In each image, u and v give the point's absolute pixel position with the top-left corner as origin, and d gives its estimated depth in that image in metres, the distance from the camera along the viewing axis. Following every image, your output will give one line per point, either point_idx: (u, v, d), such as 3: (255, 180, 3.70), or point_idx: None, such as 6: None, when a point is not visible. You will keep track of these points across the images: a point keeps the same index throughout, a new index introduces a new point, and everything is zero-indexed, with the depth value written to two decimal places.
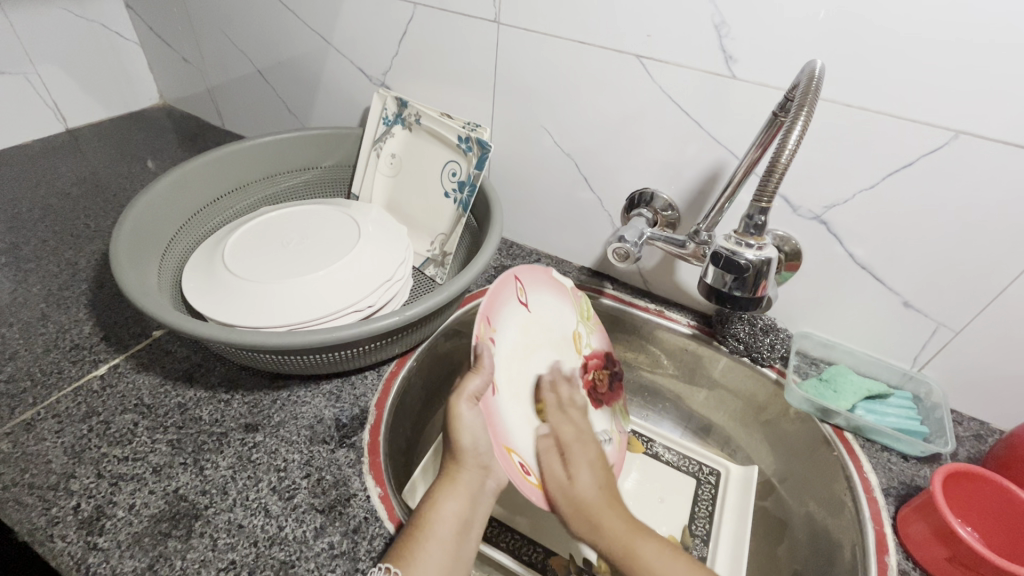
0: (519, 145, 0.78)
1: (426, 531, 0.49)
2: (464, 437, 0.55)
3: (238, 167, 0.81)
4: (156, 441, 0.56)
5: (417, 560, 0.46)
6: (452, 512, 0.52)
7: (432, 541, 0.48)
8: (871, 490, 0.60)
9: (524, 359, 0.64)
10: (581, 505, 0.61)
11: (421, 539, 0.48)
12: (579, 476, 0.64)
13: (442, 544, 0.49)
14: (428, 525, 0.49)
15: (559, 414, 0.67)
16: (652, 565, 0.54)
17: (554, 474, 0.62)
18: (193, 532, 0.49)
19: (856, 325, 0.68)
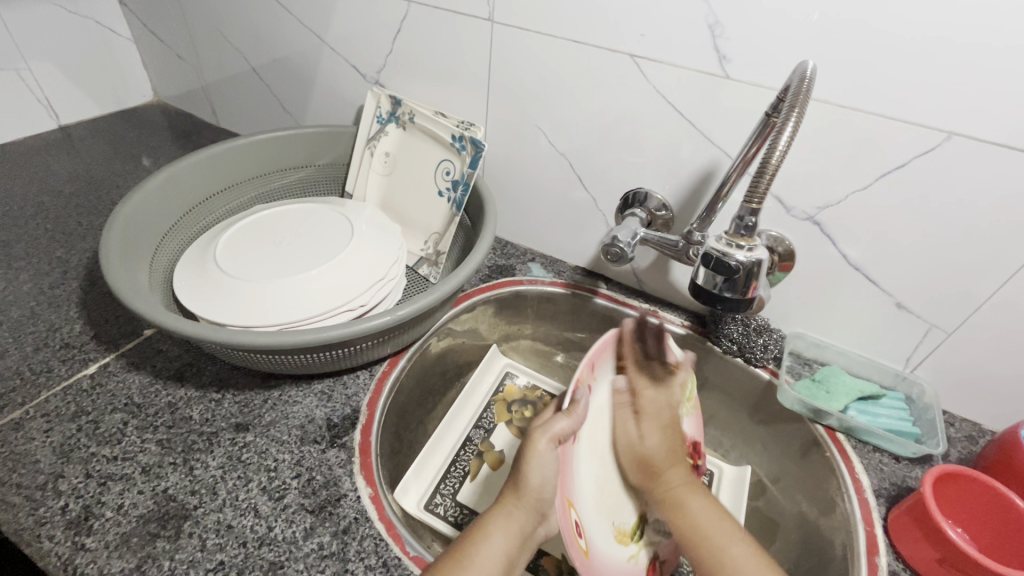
0: (514, 144, 0.78)
1: (469, 559, 0.48)
2: (535, 471, 0.53)
3: (231, 165, 0.80)
4: (145, 441, 0.56)
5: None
6: (502, 542, 0.50)
7: (474, 567, 0.47)
8: (863, 491, 0.60)
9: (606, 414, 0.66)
10: (645, 459, 0.64)
11: (463, 564, 0.47)
12: (647, 441, 0.65)
13: (484, 573, 0.47)
14: (473, 554, 0.48)
15: (642, 373, 0.69)
16: (695, 521, 0.56)
17: (627, 431, 0.66)
18: (182, 532, 0.49)
19: (850, 326, 0.68)
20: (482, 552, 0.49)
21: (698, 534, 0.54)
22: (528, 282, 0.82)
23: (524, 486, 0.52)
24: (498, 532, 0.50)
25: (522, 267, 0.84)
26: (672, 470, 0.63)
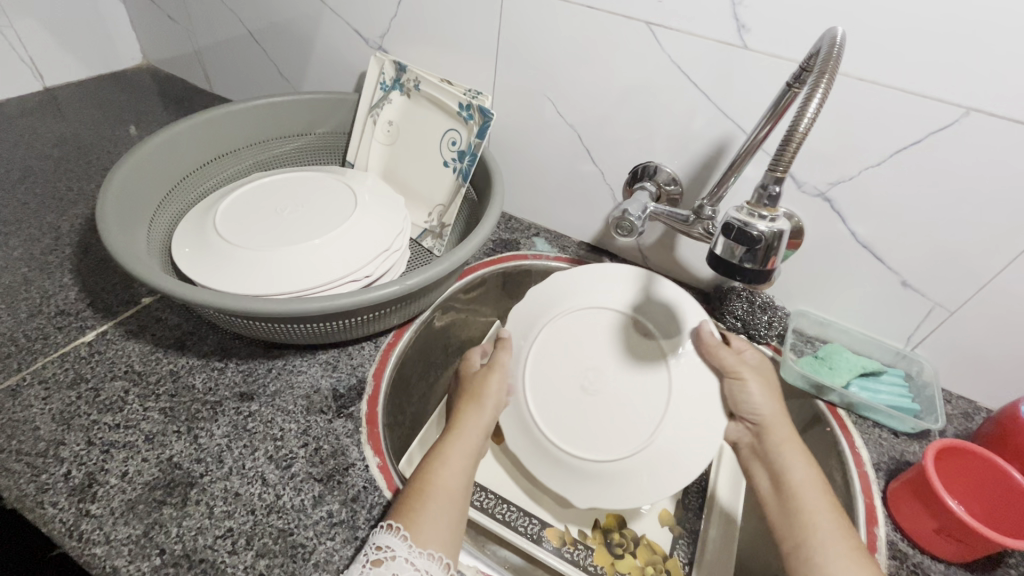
0: (521, 115, 0.76)
1: (435, 484, 0.49)
2: (482, 387, 0.60)
3: (227, 130, 0.78)
4: (148, 409, 0.55)
5: (422, 509, 0.47)
6: (462, 458, 0.53)
7: (437, 490, 0.49)
8: (863, 464, 0.61)
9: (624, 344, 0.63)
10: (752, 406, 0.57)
11: (429, 487, 0.49)
12: (753, 392, 0.57)
13: (447, 491, 0.49)
14: (437, 479, 0.50)
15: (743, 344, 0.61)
16: (798, 482, 0.52)
17: (728, 360, 0.57)
18: (188, 499, 0.48)
19: (854, 304, 0.68)
20: (442, 473, 0.51)
21: (801, 513, 0.50)
22: (532, 257, 0.81)
23: (482, 394, 0.60)
24: (453, 454, 0.53)
25: (527, 242, 0.83)
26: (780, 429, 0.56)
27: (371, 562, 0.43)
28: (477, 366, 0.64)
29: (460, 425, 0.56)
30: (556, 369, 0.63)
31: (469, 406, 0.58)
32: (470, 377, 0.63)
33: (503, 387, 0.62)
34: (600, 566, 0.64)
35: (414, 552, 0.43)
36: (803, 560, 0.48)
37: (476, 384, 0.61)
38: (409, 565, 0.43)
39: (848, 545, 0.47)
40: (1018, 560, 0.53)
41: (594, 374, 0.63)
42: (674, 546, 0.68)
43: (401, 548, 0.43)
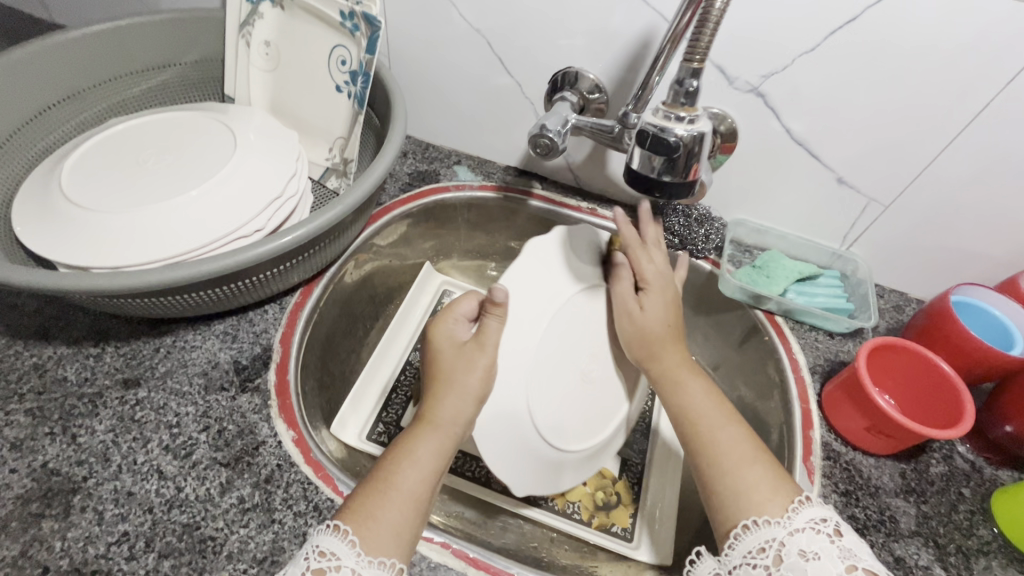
0: (419, 21, 0.65)
1: (391, 482, 0.42)
2: (463, 374, 0.47)
3: (60, 69, 0.64)
4: (10, 412, 0.47)
5: (378, 514, 0.40)
6: (433, 455, 0.44)
7: (395, 492, 0.41)
8: (799, 369, 0.60)
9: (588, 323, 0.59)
10: (644, 336, 0.52)
11: (388, 487, 0.42)
12: (649, 307, 0.53)
13: (412, 495, 0.42)
14: (393, 475, 0.42)
15: (643, 251, 0.56)
16: (689, 406, 0.49)
17: (620, 291, 0.55)
18: (72, 507, 0.43)
19: (790, 207, 0.65)
20: (406, 473, 0.43)
21: (711, 452, 0.45)
22: (454, 188, 0.74)
23: (465, 389, 0.47)
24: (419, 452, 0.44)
25: (447, 172, 0.75)
26: (669, 352, 0.52)
27: (312, 571, 0.37)
28: (458, 335, 0.50)
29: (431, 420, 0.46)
30: (530, 325, 0.54)
31: (443, 396, 0.47)
32: (452, 350, 0.49)
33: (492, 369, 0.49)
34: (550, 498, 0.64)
35: (363, 561, 0.38)
36: (724, 478, 0.44)
37: (459, 369, 0.48)
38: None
39: (755, 451, 0.45)
40: (940, 444, 0.55)
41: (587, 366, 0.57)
42: (624, 469, 0.67)
43: (347, 557, 0.38)
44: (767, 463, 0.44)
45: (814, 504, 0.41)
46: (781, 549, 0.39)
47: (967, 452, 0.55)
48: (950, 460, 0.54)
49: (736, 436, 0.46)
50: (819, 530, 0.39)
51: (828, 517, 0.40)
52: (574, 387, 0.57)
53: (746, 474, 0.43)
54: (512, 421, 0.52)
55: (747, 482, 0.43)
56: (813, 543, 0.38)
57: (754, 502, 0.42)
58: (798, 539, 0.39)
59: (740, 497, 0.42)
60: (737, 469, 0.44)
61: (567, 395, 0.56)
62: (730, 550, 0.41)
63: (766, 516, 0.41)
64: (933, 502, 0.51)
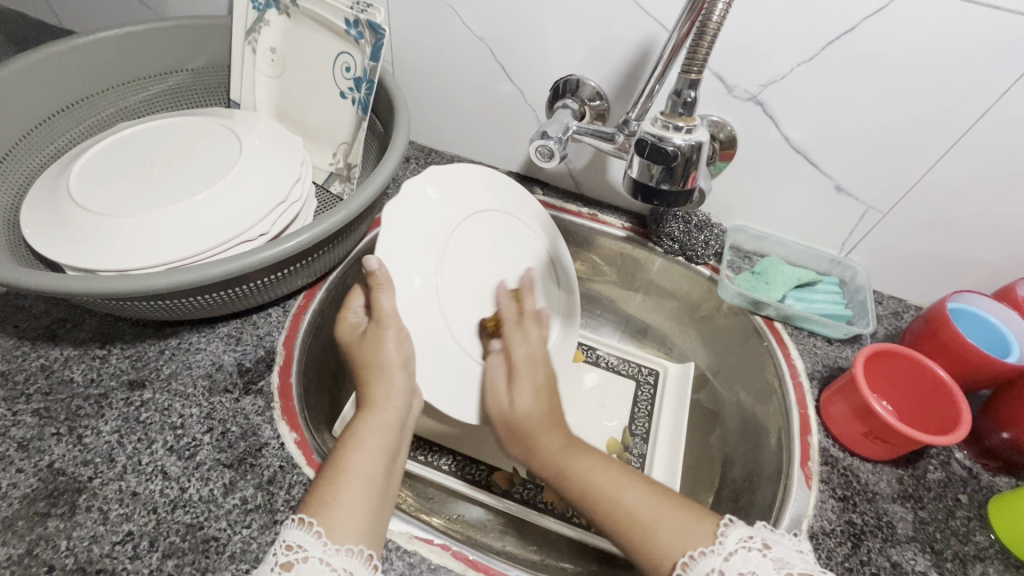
0: (423, 29, 0.66)
1: (346, 469, 0.43)
2: (375, 352, 0.48)
3: (70, 74, 0.65)
4: (17, 413, 0.48)
5: (332, 500, 0.41)
6: (377, 440, 0.46)
7: (353, 476, 0.43)
8: (798, 375, 0.61)
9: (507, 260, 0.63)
10: (522, 427, 0.51)
11: (342, 477, 0.42)
12: (518, 351, 0.55)
13: (367, 479, 0.43)
14: (347, 461, 0.44)
15: (517, 331, 0.57)
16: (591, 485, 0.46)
17: (494, 374, 0.55)
18: (78, 507, 0.43)
19: (789, 214, 0.66)
20: (357, 461, 0.44)
21: (628, 526, 0.43)
22: None
23: (386, 364, 0.48)
24: (369, 435, 0.46)
25: None
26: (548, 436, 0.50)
27: (280, 565, 0.37)
28: (358, 326, 0.51)
29: (373, 403, 0.48)
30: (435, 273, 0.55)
31: (375, 379, 0.48)
32: (358, 342, 0.50)
33: (404, 341, 0.50)
34: (550, 503, 0.65)
35: (330, 550, 0.38)
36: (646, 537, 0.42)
37: (371, 355, 0.48)
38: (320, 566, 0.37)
39: (656, 504, 0.43)
40: (938, 450, 0.55)
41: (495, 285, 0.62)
42: None
43: (313, 547, 0.38)
44: (679, 506, 0.43)
45: (738, 523, 0.40)
46: None
47: (964, 459, 0.55)
48: (947, 466, 0.54)
49: (639, 493, 0.44)
50: (750, 549, 0.38)
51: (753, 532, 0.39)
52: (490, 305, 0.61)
53: (664, 519, 0.42)
54: (452, 362, 0.56)
55: (662, 535, 0.41)
56: (748, 564, 0.37)
57: (687, 538, 0.40)
58: (733, 564, 0.37)
59: (671, 537, 0.41)
60: (653, 527, 0.42)
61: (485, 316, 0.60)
62: None
63: (699, 548, 0.39)
64: (930, 509, 0.51)
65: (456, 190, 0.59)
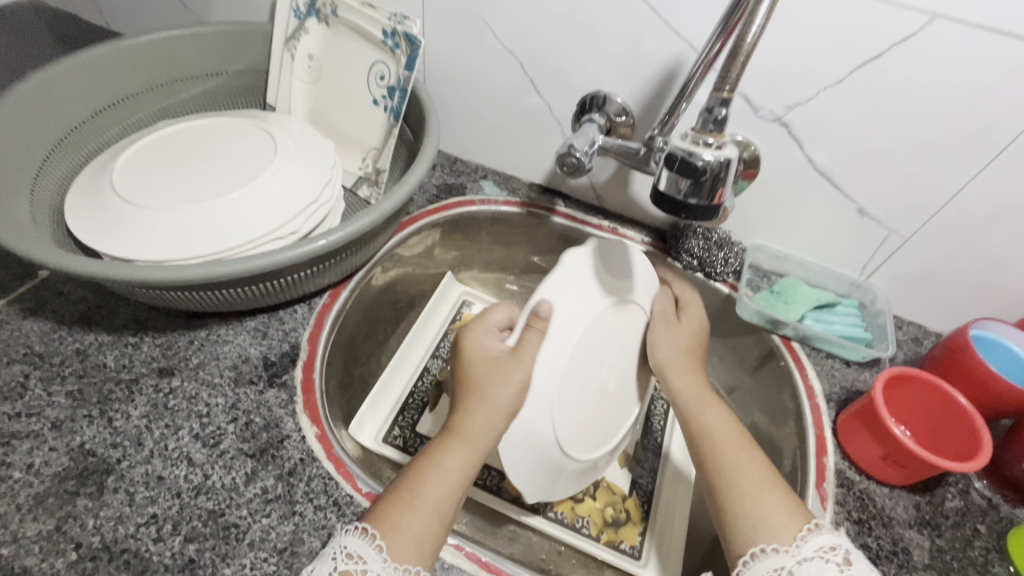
0: (456, 43, 0.68)
1: (418, 493, 0.43)
2: (498, 387, 0.48)
3: (117, 73, 0.68)
4: (52, 394, 0.49)
5: (400, 523, 0.41)
6: (459, 468, 0.45)
7: (419, 504, 0.42)
8: (815, 396, 0.61)
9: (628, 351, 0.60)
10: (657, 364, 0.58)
11: (413, 502, 0.42)
12: (663, 350, 0.58)
13: (438, 510, 0.43)
14: (421, 486, 0.43)
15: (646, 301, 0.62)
16: (710, 431, 0.51)
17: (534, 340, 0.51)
18: (105, 488, 0.45)
19: (810, 235, 0.66)
20: (432, 485, 0.44)
21: (720, 484, 0.48)
22: (479, 202, 0.76)
23: (660, 360, 0.57)
24: (455, 463, 0.45)
25: (473, 186, 0.77)
26: (685, 376, 0.56)
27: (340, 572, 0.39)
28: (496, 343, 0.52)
29: (464, 428, 0.47)
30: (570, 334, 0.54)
31: (475, 406, 0.48)
32: (482, 362, 0.50)
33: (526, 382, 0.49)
34: (560, 512, 0.64)
35: (389, 567, 0.40)
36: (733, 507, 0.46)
37: (493, 382, 0.49)
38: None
39: (760, 479, 0.47)
40: (957, 478, 0.55)
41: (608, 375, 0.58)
42: (634, 486, 0.68)
43: (373, 562, 0.39)
44: (779, 497, 0.46)
45: (824, 530, 0.43)
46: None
47: (984, 489, 0.54)
48: (966, 495, 0.54)
49: (753, 462, 0.48)
50: (829, 558, 0.41)
51: (836, 545, 0.42)
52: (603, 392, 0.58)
53: (757, 505, 0.45)
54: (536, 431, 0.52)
55: (762, 518, 0.44)
56: (822, 572, 0.41)
57: (768, 530, 0.44)
58: (806, 568, 0.41)
59: (758, 523, 0.44)
60: (749, 498, 0.46)
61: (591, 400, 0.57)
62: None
63: (775, 545, 0.43)
64: (948, 537, 0.51)
65: (611, 263, 0.59)
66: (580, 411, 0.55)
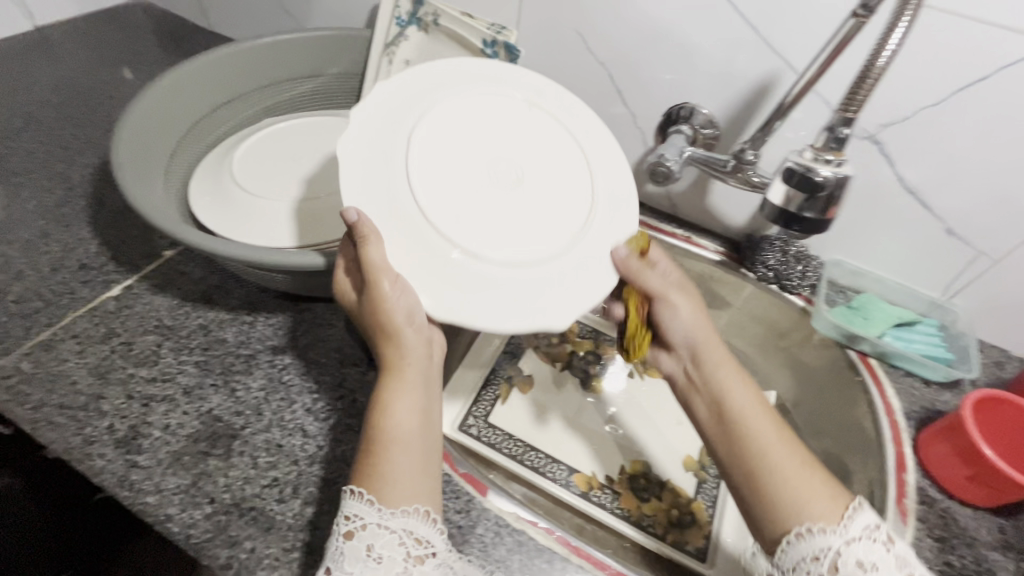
0: (547, 53, 0.71)
1: (384, 434, 0.44)
2: (382, 314, 0.46)
3: (233, 73, 0.73)
4: (182, 362, 0.55)
5: (382, 472, 0.42)
6: (408, 402, 0.46)
7: (395, 443, 0.44)
8: (893, 413, 0.61)
9: (509, 150, 0.55)
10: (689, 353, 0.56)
11: (382, 449, 0.44)
12: (681, 330, 0.56)
13: (406, 440, 0.44)
14: (383, 428, 0.44)
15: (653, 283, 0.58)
16: (740, 408, 0.50)
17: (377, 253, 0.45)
18: (232, 450, 0.49)
19: (893, 253, 0.66)
20: (391, 427, 0.44)
21: (762, 463, 0.46)
22: None
23: (688, 348, 0.56)
24: (397, 392, 0.46)
25: None
26: (713, 357, 0.54)
27: (343, 533, 0.40)
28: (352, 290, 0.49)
29: (394, 363, 0.48)
30: (422, 184, 0.49)
31: (386, 344, 0.48)
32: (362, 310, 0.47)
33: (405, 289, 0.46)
34: (626, 509, 0.67)
35: (386, 514, 0.41)
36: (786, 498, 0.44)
37: (372, 315, 0.46)
38: (381, 529, 0.40)
39: (801, 462, 0.46)
40: None
41: (510, 166, 0.54)
42: (699, 490, 0.70)
43: (370, 515, 0.40)
44: (821, 479, 0.45)
45: (868, 510, 0.43)
46: (837, 556, 0.40)
47: None
48: None
49: (785, 447, 0.47)
50: (875, 537, 0.41)
51: (880, 525, 0.42)
52: (527, 186, 0.54)
53: (803, 489, 0.44)
54: (478, 267, 0.48)
55: (809, 505, 0.43)
56: (871, 552, 0.40)
57: (813, 513, 0.43)
58: (855, 548, 0.40)
59: (800, 507, 0.43)
60: (792, 486, 0.44)
61: (519, 211, 0.52)
62: (781, 555, 0.43)
63: (822, 525, 0.42)
64: None
65: (425, 96, 0.54)
66: (517, 223, 0.51)
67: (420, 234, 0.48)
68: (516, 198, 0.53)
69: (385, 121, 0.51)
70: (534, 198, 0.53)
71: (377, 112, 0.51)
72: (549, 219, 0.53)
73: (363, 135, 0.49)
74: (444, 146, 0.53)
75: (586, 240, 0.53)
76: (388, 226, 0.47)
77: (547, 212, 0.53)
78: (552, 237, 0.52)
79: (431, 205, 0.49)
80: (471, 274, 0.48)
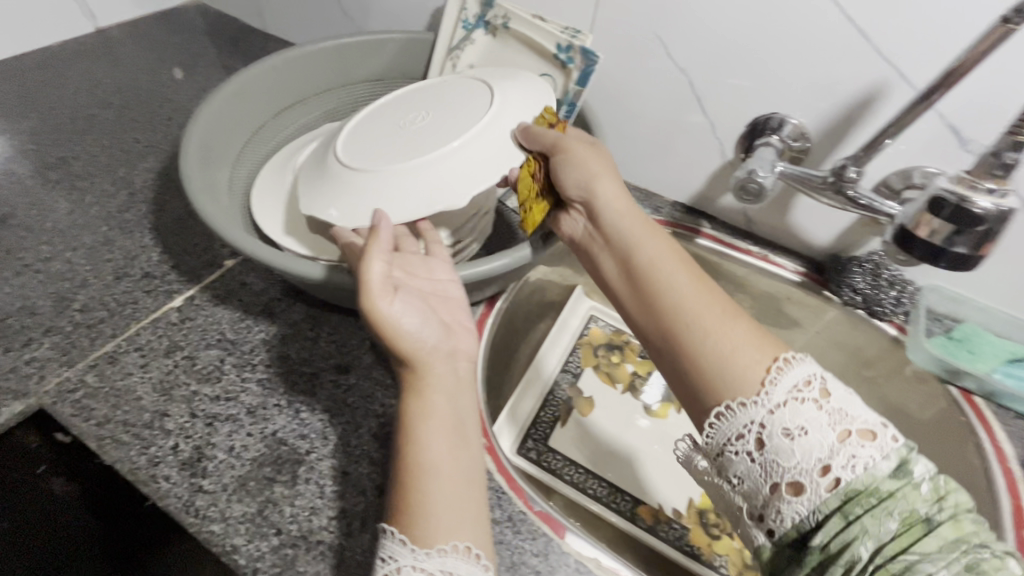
0: (620, 58, 0.67)
1: (413, 463, 0.39)
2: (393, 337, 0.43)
3: (295, 77, 0.71)
4: (246, 379, 0.53)
5: (417, 507, 0.38)
6: (434, 418, 0.41)
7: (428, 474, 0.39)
8: (1007, 460, 0.56)
9: (416, 108, 0.59)
10: (590, 205, 0.54)
11: (412, 480, 0.39)
12: (575, 184, 0.54)
13: (437, 463, 0.39)
14: (410, 455, 0.39)
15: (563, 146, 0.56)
16: (651, 261, 0.49)
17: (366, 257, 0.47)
18: (298, 477, 0.47)
19: (1005, 282, 0.60)
20: (417, 453, 0.40)
21: (681, 326, 0.44)
22: None
23: (594, 200, 0.54)
24: (418, 405, 0.42)
25: None
26: (609, 205, 0.53)
27: None
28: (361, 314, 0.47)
29: (416, 381, 0.43)
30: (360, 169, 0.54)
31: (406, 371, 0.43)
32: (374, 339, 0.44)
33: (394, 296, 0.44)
34: (696, 547, 0.63)
35: (422, 555, 0.36)
36: (718, 368, 0.41)
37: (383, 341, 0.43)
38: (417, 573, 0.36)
39: (719, 322, 0.43)
40: None
41: (416, 115, 0.58)
42: None
43: (404, 558, 0.36)
44: (745, 334, 0.42)
45: (803, 362, 0.39)
46: (761, 429, 0.38)
47: None
48: None
49: (704, 305, 0.44)
50: (802, 397, 0.38)
51: (811, 381, 0.38)
52: (435, 115, 0.57)
53: (733, 362, 0.41)
54: (428, 167, 0.51)
55: (742, 366, 0.41)
56: (799, 413, 0.37)
57: (741, 377, 0.40)
58: (780, 415, 0.38)
59: (731, 375, 0.41)
60: (722, 363, 0.41)
61: (444, 131, 0.55)
62: (712, 435, 0.41)
63: (742, 399, 0.39)
64: None
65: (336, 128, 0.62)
66: (430, 141, 0.54)
67: (361, 187, 0.52)
68: (431, 128, 0.56)
69: (316, 161, 0.58)
70: (439, 121, 0.56)
71: (307, 163, 0.59)
72: (468, 117, 0.55)
73: (306, 167, 0.59)
74: (362, 143, 0.57)
75: (498, 117, 0.54)
76: (333, 200, 0.53)
77: (461, 117, 0.55)
78: (464, 129, 0.53)
79: (371, 172, 0.53)
80: (426, 176, 0.51)
